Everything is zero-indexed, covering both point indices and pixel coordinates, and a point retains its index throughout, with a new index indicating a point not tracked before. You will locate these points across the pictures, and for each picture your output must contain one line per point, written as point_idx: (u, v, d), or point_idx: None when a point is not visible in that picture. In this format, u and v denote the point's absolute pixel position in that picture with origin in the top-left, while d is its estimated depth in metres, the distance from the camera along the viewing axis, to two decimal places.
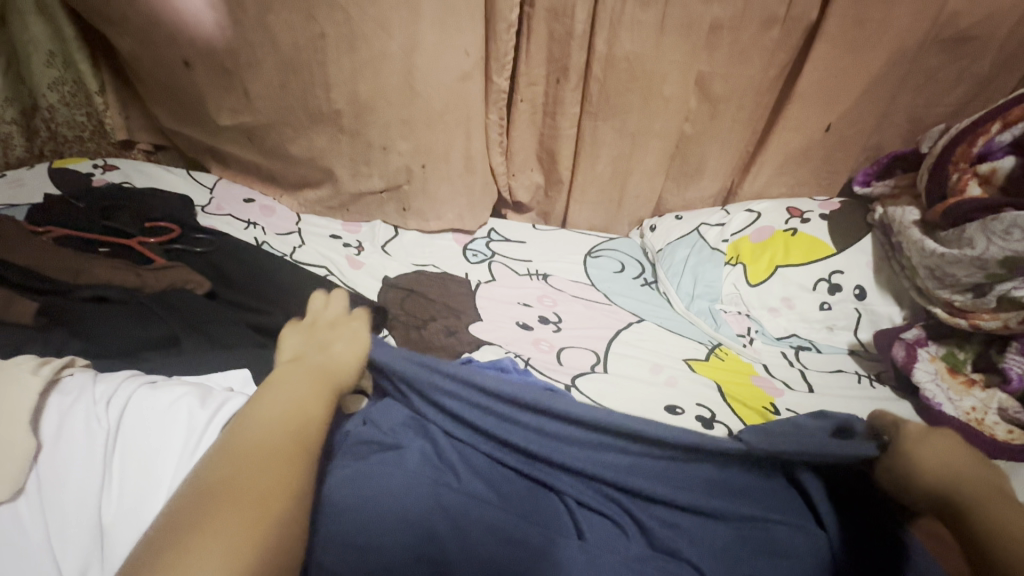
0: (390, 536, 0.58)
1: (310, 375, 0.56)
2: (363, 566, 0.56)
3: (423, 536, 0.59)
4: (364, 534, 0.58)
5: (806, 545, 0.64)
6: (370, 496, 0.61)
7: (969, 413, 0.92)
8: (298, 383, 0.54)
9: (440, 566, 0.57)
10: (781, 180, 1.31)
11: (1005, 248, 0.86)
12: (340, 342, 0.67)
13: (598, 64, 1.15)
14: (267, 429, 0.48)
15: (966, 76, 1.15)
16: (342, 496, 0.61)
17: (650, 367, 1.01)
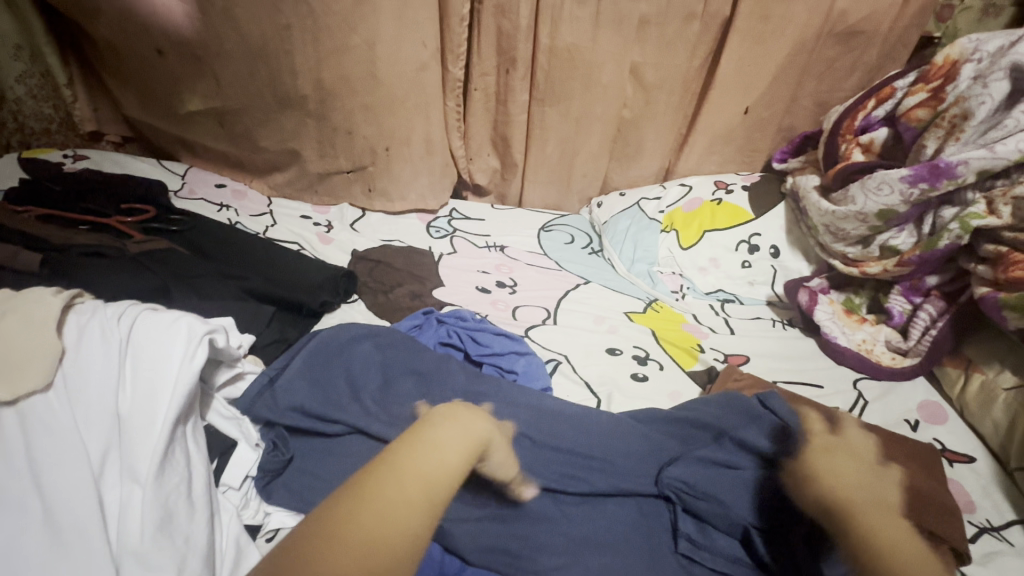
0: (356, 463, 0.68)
1: (460, 449, 0.53)
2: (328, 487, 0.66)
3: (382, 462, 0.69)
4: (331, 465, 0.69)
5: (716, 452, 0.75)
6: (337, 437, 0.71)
7: (860, 343, 1.09)
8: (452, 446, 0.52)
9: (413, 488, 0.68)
10: (711, 158, 1.47)
11: (879, 202, 1.02)
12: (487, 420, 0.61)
13: (542, 54, 1.28)
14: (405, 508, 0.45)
15: (858, 65, 1.33)
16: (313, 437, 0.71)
17: (594, 318, 1.14)
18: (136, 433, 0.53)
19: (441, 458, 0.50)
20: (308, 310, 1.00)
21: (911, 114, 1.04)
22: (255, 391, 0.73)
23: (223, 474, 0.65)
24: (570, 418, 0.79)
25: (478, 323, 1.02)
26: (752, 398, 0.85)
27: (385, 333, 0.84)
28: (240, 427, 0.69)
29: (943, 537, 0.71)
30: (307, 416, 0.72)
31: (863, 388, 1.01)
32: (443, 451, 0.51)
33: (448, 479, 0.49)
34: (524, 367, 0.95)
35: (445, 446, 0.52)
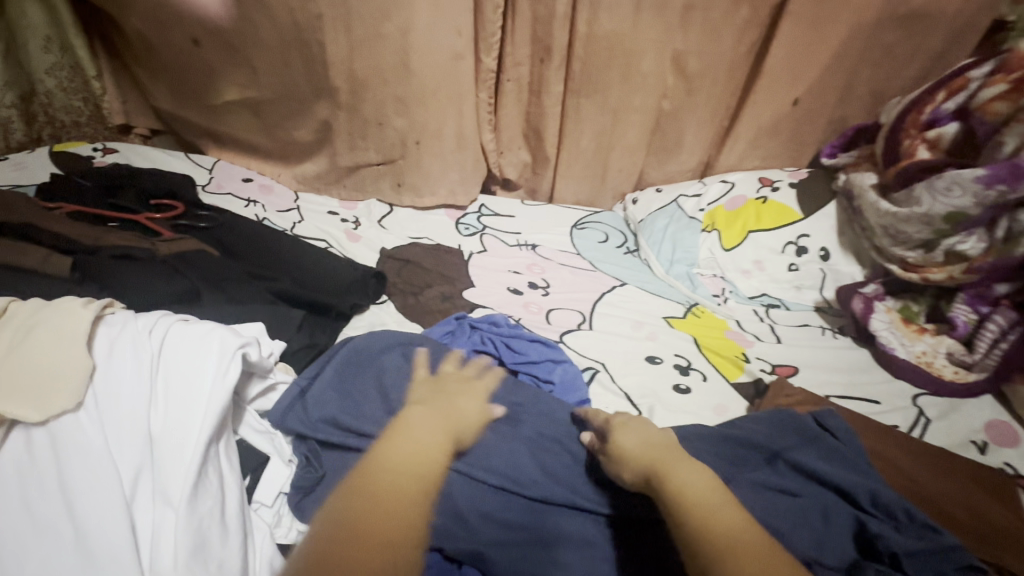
0: None
1: (430, 420, 0.60)
2: None
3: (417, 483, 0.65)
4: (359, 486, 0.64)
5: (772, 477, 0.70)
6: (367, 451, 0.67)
7: (920, 356, 1.02)
8: (425, 427, 0.58)
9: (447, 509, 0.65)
10: (754, 153, 1.40)
11: (947, 204, 0.95)
12: (463, 398, 0.67)
13: (579, 42, 1.22)
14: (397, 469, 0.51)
15: (920, 52, 1.24)
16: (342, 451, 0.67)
17: (632, 324, 1.09)
18: (170, 456, 0.51)
19: (416, 438, 0.55)
20: (338, 313, 0.98)
21: (988, 107, 0.95)
22: (285, 405, 0.70)
23: (257, 490, 0.63)
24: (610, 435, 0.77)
25: (513, 329, 0.98)
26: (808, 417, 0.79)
27: (422, 341, 0.82)
28: (273, 441, 0.67)
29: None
30: (341, 430, 0.68)
31: (923, 402, 0.95)
32: (422, 433, 0.56)
33: (429, 458, 0.53)
34: (562, 376, 0.91)
35: (418, 428, 0.57)
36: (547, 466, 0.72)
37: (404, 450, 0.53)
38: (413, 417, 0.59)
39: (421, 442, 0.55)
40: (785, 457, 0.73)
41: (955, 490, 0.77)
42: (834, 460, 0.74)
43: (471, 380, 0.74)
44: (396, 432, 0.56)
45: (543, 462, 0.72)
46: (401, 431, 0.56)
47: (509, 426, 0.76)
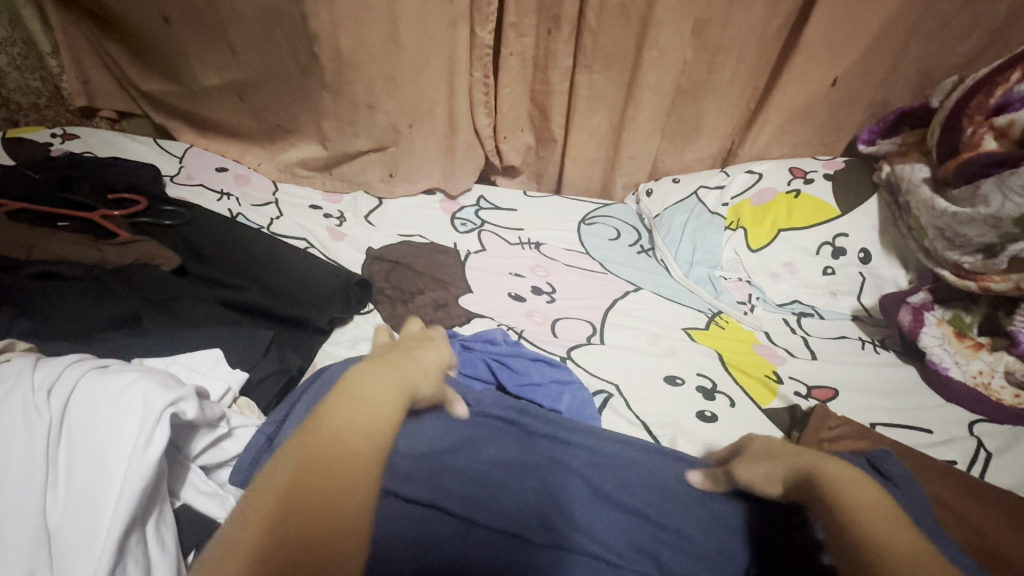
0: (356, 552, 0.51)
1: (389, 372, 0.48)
2: None
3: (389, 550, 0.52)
4: None
5: None
6: None
7: (976, 377, 0.90)
8: (379, 380, 0.45)
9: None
10: (783, 139, 1.25)
11: (1021, 205, 0.82)
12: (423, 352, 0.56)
13: (592, 11, 1.08)
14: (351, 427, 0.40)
15: (980, 25, 1.07)
16: None
17: (649, 337, 0.97)
18: (75, 555, 0.39)
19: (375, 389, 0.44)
20: (314, 328, 0.86)
21: None
22: (250, 459, 0.57)
23: None
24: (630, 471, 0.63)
25: (512, 347, 0.85)
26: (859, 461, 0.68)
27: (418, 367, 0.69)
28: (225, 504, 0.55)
29: None
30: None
31: (986, 434, 0.83)
32: (373, 388, 0.44)
33: (388, 421, 0.42)
34: (571, 402, 0.79)
35: (375, 378, 0.45)
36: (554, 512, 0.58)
37: (357, 408, 0.41)
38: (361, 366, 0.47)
39: (373, 401, 0.43)
40: None
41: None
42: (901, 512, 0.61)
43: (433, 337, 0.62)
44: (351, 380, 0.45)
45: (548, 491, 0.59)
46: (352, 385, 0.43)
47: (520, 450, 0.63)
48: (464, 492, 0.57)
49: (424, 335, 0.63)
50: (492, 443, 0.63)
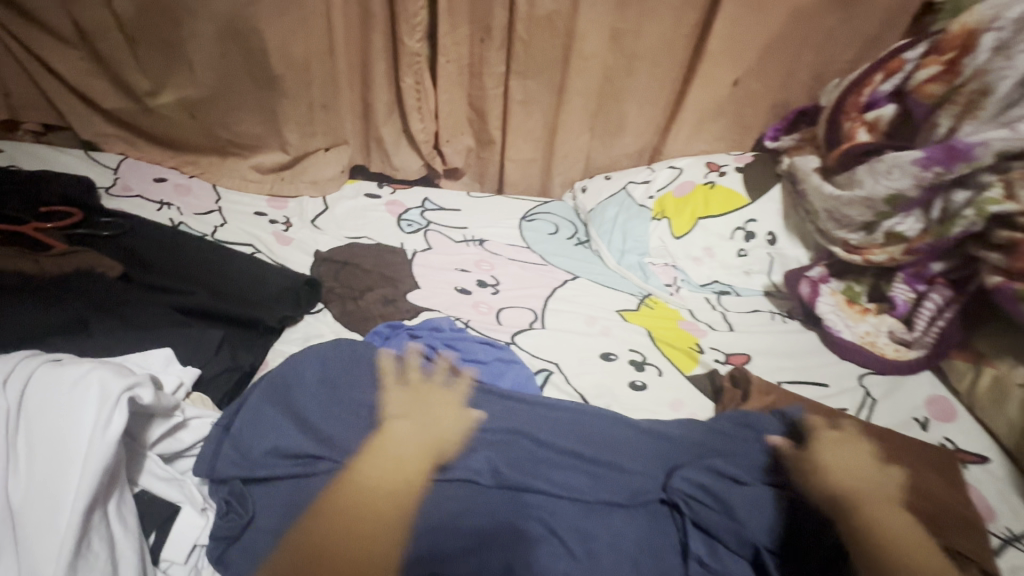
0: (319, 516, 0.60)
1: (405, 442, 0.68)
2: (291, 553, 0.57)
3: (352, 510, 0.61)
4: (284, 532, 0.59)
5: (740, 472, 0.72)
6: (300, 493, 0.62)
7: (864, 336, 1.03)
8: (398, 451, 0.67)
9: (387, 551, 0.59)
10: (701, 137, 1.37)
11: (887, 186, 0.95)
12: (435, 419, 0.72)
13: (520, 23, 1.18)
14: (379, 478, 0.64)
15: (857, 35, 1.22)
16: (267, 496, 0.61)
17: (586, 319, 1.05)
18: (35, 531, 0.42)
19: (394, 457, 0.66)
20: (265, 327, 0.88)
21: (924, 89, 0.94)
22: (210, 452, 0.62)
23: (163, 550, 0.55)
24: (560, 431, 0.76)
25: (457, 332, 0.91)
26: (768, 415, 0.81)
27: (370, 358, 0.76)
28: (183, 488, 0.58)
29: (973, 559, 0.66)
30: (282, 458, 0.63)
31: (871, 385, 0.96)
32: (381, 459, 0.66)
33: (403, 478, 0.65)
34: (514, 379, 0.86)
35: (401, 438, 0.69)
36: (495, 469, 0.68)
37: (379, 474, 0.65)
38: (395, 428, 0.69)
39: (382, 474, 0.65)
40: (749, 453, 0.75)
41: (901, 467, 0.77)
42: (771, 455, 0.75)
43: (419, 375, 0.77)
44: (373, 447, 0.66)
45: (495, 455, 0.70)
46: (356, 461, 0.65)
47: (468, 425, 0.74)
48: (420, 456, 0.67)
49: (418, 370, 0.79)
50: (438, 423, 0.72)
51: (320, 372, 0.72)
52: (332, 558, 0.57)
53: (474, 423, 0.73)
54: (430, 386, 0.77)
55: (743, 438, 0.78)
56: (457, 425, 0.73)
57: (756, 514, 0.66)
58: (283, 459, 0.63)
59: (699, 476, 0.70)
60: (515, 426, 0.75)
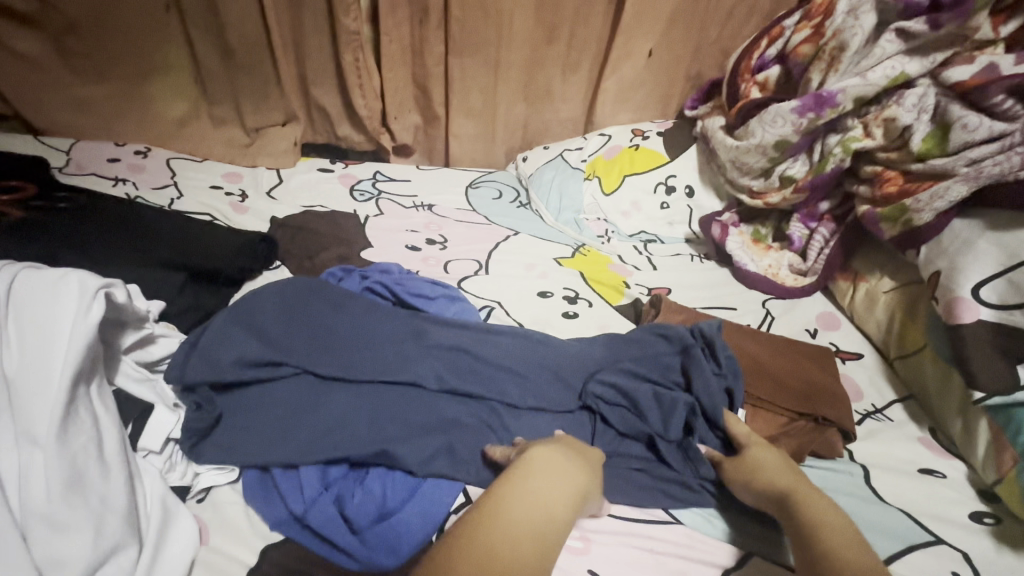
0: (285, 412, 0.69)
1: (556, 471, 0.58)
2: (261, 443, 0.66)
3: (315, 406, 0.70)
4: (255, 427, 0.67)
5: (650, 372, 0.84)
6: (268, 397, 0.70)
7: (768, 268, 1.17)
8: (552, 479, 0.57)
9: (347, 439, 0.67)
10: (625, 106, 1.52)
11: (774, 133, 1.09)
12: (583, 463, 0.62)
13: (454, 3, 1.29)
14: (534, 513, 0.53)
15: (754, 12, 1.39)
16: (239, 401, 0.69)
17: (525, 266, 1.17)
18: (28, 391, 0.52)
19: (547, 490, 0.56)
20: (226, 278, 0.96)
21: (798, 50, 1.10)
22: (180, 362, 0.70)
23: (141, 438, 0.62)
24: (496, 345, 0.86)
25: (406, 273, 1.00)
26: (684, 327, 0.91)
27: (325, 288, 0.84)
28: (154, 389, 0.66)
29: (836, 422, 0.81)
30: (248, 367, 0.71)
31: (773, 307, 1.11)
32: (553, 479, 0.57)
33: (556, 512, 0.54)
34: (458, 311, 0.96)
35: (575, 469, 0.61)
36: (441, 376, 0.78)
37: (532, 506, 0.53)
38: (537, 456, 0.60)
39: (550, 498, 0.55)
40: (662, 354, 0.87)
41: (786, 362, 0.91)
42: (681, 357, 0.86)
43: (373, 303, 0.86)
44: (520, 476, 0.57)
45: (442, 366, 0.80)
46: (531, 470, 0.57)
47: (418, 342, 0.82)
48: (374, 367, 0.76)
49: (368, 300, 0.87)
50: (389, 340, 0.81)
51: (282, 302, 0.80)
52: (299, 445, 0.66)
53: (422, 341, 0.82)
54: (382, 312, 0.85)
55: (653, 343, 0.89)
56: (408, 342, 0.82)
57: (656, 407, 0.79)
58: (253, 368, 0.71)
59: (613, 379, 0.81)
60: (457, 341, 0.84)
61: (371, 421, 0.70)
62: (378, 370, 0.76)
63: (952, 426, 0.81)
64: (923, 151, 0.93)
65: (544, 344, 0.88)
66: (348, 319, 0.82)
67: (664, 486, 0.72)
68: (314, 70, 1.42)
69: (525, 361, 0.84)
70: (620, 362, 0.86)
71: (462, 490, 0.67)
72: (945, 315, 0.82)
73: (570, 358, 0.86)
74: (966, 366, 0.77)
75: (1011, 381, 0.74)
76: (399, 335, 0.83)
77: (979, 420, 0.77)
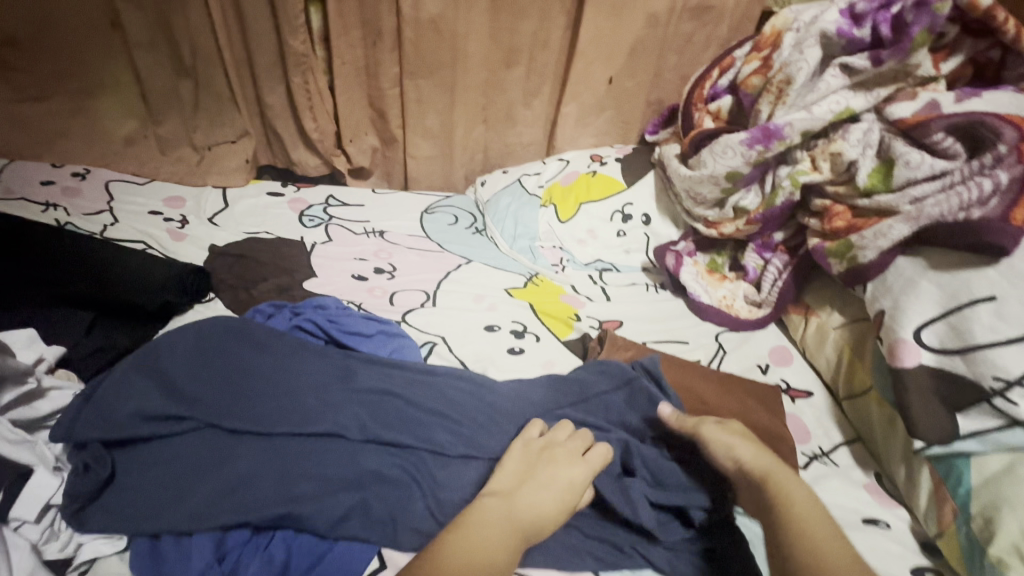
0: (183, 471, 0.64)
1: (501, 516, 0.57)
2: (152, 506, 0.61)
3: (216, 464, 0.65)
4: (148, 488, 0.62)
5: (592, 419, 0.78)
6: (168, 454, 0.65)
7: (721, 300, 1.14)
8: (495, 522, 0.56)
9: (247, 501, 0.62)
10: (586, 130, 1.50)
11: (724, 164, 1.08)
12: (541, 495, 0.61)
13: (408, 26, 1.27)
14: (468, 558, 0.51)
15: (713, 39, 1.38)
16: (135, 458, 0.64)
17: (474, 297, 1.13)
18: None
19: (486, 535, 0.54)
20: (148, 314, 0.91)
21: (747, 82, 1.10)
22: (71, 414, 0.65)
23: (14, 506, 0.57)
24: (432, 385, 0.79)
25: (343, 309, 0.95)
26: (634, 367, 0.86)
27: (246, 327, 0.78)
28: (35, 450, 0.62)
29: None
30: (148, 421, 0.66)
31: (725, 340, 1.08)
32: (497, 525, 0.56)
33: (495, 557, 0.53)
34: (396, 349, 0.92)
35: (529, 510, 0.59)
36: (364, 424, 0.71)
37: (467, 551, 0.52)
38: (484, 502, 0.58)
39: (488, 545, 0.53)
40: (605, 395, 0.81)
41: (734, 404, 0.88)
42: (623, 399, 0.82)
43: (299, 340, 0.80)
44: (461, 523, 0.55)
45: (366, 413, 0.73)
46: (471, 517, 0.56)
47: (344, 385, 0.76)
48: (288, 417, 0.70)
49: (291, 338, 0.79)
50: (310, 384, 0.74)
51: (195, 344, 0.74)
52: (194, 508, 0.61)
53: (348, 385, 0.76)
54: (308, 350, 0.79)
55: (596, 383, 0.83)
56: (332, 385, 0.75)
57: None
58: (153, 422, 0.66)
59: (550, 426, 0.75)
60: (387, 383, 0.77)
61: (277, 480, 0.64)
62: (291, 421, 0.70)
63: (896, 473, 0.79)
64: (869, 186, 0.92)
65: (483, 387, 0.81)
66: (267, 361, 0.75)
67: (595, 549, 0.68)
68: (265, 92, 1.38)
69: (461, 404, 0.77)
70: (565, 405, 0.80)
71: (377, 553, 0.63)
72: (888, 358, 0.80)
73: (511, 401, 0.79)
74: (907, 413, 0.75)
75: (952, 431, 0.72)
76: (322, 377, 0.76)
77: (921, 468, 0.75)
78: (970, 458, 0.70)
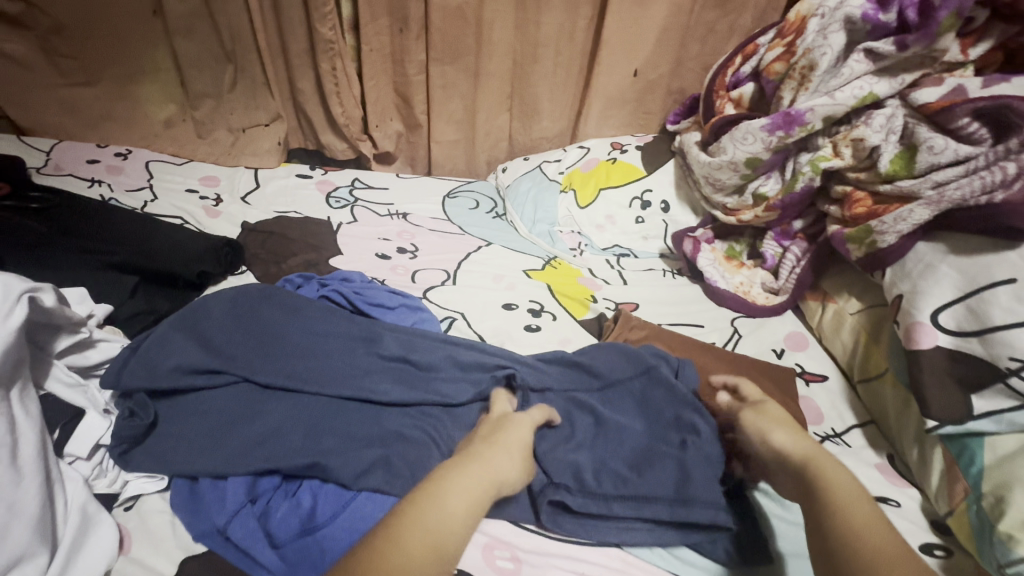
0: (217, 423, 0.68)
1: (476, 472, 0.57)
2: (190, 453, 0.65)
3: (247, 417, 0.69)
4: (186, 438, 0.66)
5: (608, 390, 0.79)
6: (204, 408, 0.69)
7: (738, 286, 1.15)
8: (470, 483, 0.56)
9: (274, 454, 0.66)
10: (609, 122, 1.51)
11: (744, 150, 1.08)
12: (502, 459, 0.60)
13: (435, 14, 1.30)
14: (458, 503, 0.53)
15: (736, 29, 1.38)
16: (175, 411, 0.69)
17: (493, 277, 1.15)
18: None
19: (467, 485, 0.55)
20: (186, 283, 0.97)
21: (770, 68, 1.10)
22: (115, 366, 0.71)
23: (68, 444, 0.63)
24: (452, 349, 0.82)
25: (367, 283, 0.99)
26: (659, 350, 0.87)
27: (277, 295, 0.82)
28: (86, 394, 0.68)
29: None
30: (187, 375, 0.71)
31: (741, 324, 1.09)
32: (471, 478, 0.56)
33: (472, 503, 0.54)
34: (418, 322, 0.95)
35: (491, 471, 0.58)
36: (387, 385, 0.75)
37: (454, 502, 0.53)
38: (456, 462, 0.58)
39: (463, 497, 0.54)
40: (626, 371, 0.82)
41: (746, 384, 0.89)
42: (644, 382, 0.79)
43: (328, 308, 0.83)
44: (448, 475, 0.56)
45: (389, 375, 0.77)
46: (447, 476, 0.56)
47: (369, 350, 0.79)
48: (314, 377, 0.74)
49: (323, 305, 0.84)
50: (338, 348, 0.78)
51: (230, 307, 0.79)
52: (227, 457, 0.65)
53: (372, 351, 0.79)
54: (335, 317, 0.83)
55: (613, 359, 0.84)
56: (358, 349, 0.79)
57: (600, 434, 0.75)
58: (191, 377, 0.71)
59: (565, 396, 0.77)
60: (408, 350, 0.80)
61: (302, 435, 0.68)
62: (320, 381, 0.74)
63: (909, 454, 0.79)
64: (891, 172, 0.91)
65: (503, 355, 0.83)
66: (296, 325, 0.79)
67: None
68: (297, 79, 1.43)
69: (480, 363, 0.79)
70: (585, 384, 0.82)
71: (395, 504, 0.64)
72: (905, 341, 0.80)
73: (528, 369, 0.81)
74: (921, 394, 0.75)
75: (965, 412, 0.72)
76: (349, 342, 0.80)
77: (933, 449, 0.75)
78: (982, 437, 0.70)
